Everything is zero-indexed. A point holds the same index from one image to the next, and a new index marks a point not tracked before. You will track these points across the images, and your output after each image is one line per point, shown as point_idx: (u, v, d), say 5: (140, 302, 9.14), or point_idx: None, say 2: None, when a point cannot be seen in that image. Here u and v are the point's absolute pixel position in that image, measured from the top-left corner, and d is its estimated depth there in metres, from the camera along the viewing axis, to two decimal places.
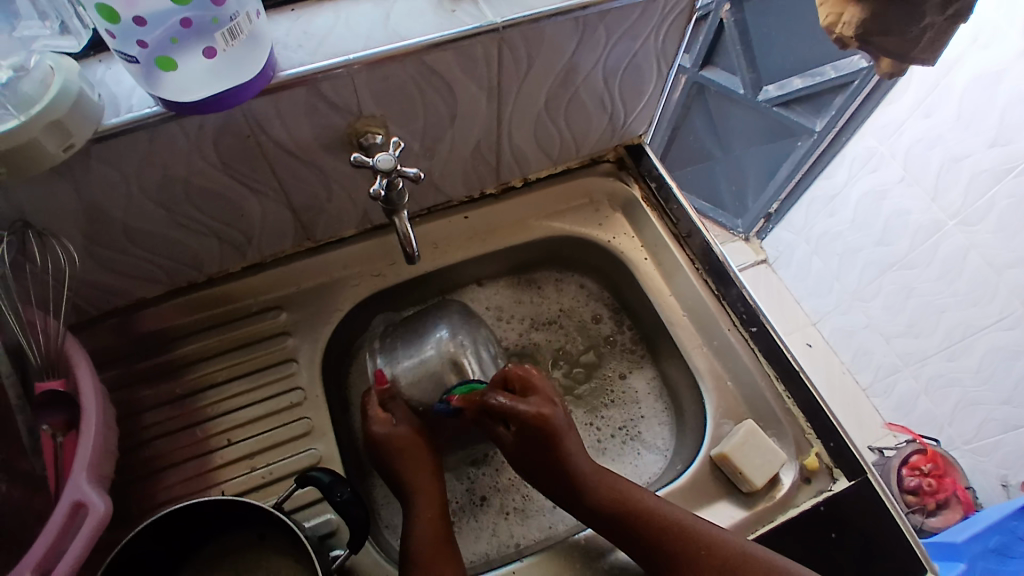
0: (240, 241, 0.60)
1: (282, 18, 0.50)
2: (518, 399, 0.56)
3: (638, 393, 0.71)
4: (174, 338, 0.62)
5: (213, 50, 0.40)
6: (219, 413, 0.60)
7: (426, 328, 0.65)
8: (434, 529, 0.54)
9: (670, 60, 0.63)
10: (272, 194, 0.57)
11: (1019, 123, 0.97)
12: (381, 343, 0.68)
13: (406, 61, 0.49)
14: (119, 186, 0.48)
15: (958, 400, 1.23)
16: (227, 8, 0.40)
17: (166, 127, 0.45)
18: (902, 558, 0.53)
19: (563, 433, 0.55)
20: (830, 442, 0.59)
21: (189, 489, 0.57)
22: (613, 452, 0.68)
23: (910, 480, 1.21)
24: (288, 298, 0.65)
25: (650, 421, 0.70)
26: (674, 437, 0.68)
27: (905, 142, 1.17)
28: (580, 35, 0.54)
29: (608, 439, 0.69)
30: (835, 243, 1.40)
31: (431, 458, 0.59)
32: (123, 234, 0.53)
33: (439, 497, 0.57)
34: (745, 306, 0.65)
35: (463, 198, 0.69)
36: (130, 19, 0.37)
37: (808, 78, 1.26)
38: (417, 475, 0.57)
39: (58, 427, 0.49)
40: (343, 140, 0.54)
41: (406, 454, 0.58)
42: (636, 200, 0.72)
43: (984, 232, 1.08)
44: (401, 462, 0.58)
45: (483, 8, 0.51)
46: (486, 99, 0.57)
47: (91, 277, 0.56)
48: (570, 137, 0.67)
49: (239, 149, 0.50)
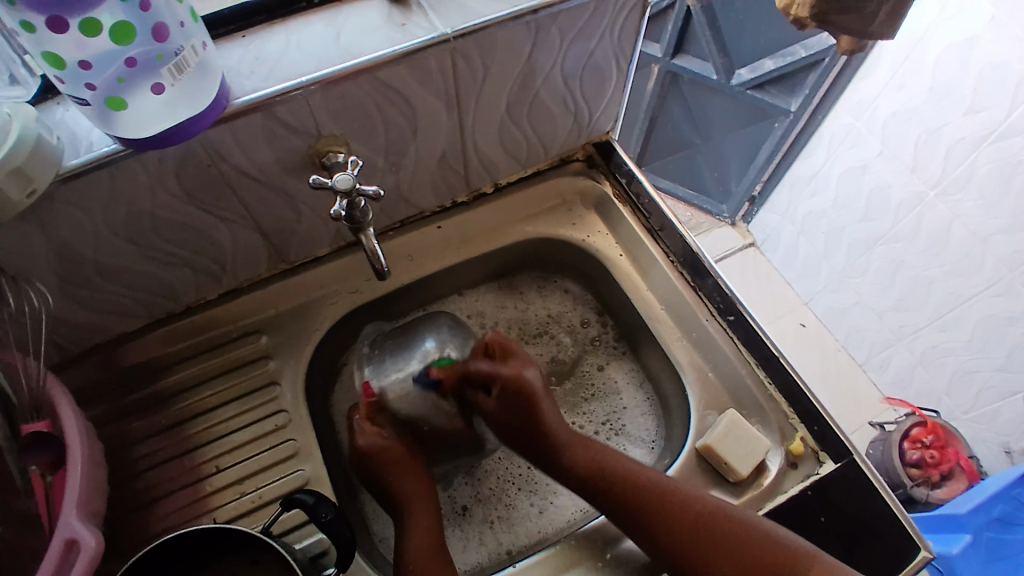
0: (214, 269, 0.61)
1: (233, 45, 0.50)
2: (499, 365, 0.61)
3: (619, 385, 0.72)
4: (158, 369, 0.63)
5: (162, 86, 0.40)
6: (207, 441, 0.60)
7: (414, 340, 0.63)
8: (425, 543, 0.55)
9: (628, 56, 0.63)
10: (240, 220, 0.57)
11: (994, 89, 0.97)
12: (370, 351, 0.65)
13: (360, 79, 0.49)
14: (85, 226, 0.49)
15: (953, 369, 1.23)
16: (171, 43, 0.40)
17: (125, 163, 0.45)
18: (891, 534, 0.53)
19: (540, 395, 0.60)
20: (814, 426, 0.59)
21: (181, 518, 0.57)
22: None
23: (912, 454, 1.21)
24: (268, 321, 0.65)
25: (633, 413, 0.70)
26: (661, 429, 0.69)
27: (880, 118, 1.17)
28: (534, 38, 0.54)
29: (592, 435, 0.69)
30: (820, 222, 1.40)
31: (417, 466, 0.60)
32: (96, 271, 0.53)
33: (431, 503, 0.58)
34: (721, 295, 0.65)
35: (434, 208, 0.70)
36: (76, 63, 0.37)
37: (780, 59, 1.26)
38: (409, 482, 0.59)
39: (47, 467, 0.49)
40: (306, 161, 0.54)
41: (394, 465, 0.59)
42: (608, 197, 0.72)
43: (967, 201, 1.07)
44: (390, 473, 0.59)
45: (434, 19, 0.52)
46: (446, 109, 0.57)
47: (68, 317, 0.56)
48: (537, 140, 0.68)
49: (202, 179, 0.51)
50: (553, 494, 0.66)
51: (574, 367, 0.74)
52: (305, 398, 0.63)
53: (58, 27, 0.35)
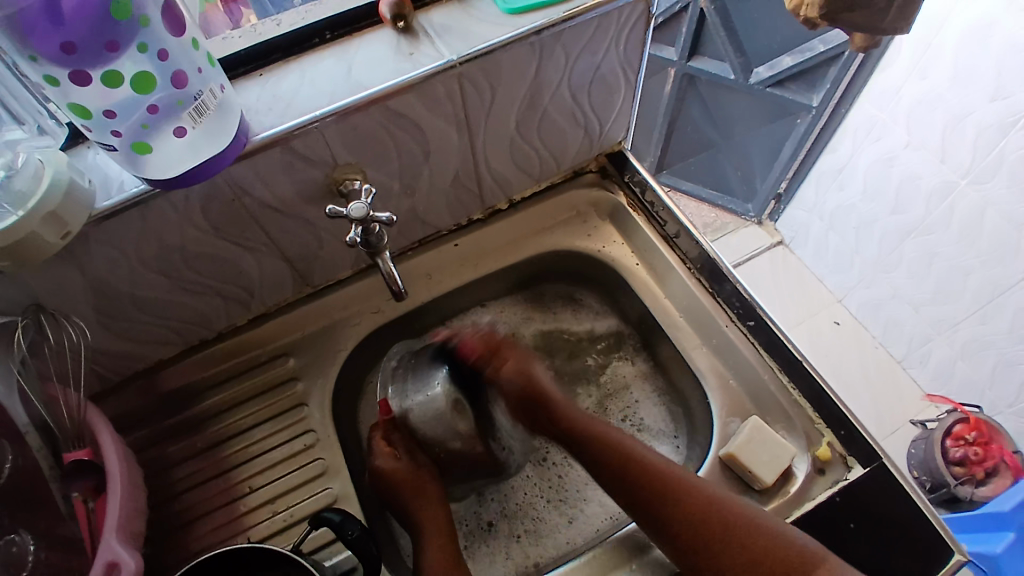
0: (243, 296, 0.63)
1: (251, 84, 0.53)
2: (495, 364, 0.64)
3: (629, 383, 0.73)
4: (195, 394, 0.66)
5: (183, 129, 0.43)
6: (241, 461, 0.63)
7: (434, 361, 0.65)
8: (441, 556, 0.56)
9: (635, 68, 0.63)
10: (265, 248, 0.59)
11: (1018, 73, 0.94)
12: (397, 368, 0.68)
13: (372, 109, 0.51)
14: (120, 262, 0.52)
15: (996, 363, 1.18)
16: (190, 88, 0.42)
17: (153, 202, 0.48)
18: (924, 540, 0.52)
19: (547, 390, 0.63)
20: (841, 430, 0.58)
21: (219, 537, 0.59)
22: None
23: (955, 451, 1.18)
24: (295, 344, 0.68)
25: (646, 406, 0.72)
26: (682, 424, 0.69)
27: (906, 107, 1.14)
28: (539, 57, 0.55)
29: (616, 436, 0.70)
30: (850, 216, 1.37)
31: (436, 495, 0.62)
32: (131, 304, 0.57)
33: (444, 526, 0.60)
34: (740, 301, 0.64)
35: (451, 226, 0.71)
36: (101, 112, 0.40)
37: (798, 55, 1.24)
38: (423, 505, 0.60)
39: (88, 493, 0.51)
40: (324, 190, 0.56)
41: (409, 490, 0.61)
42: (622, 208, 0.72)
43: (997, 188, 1.04)
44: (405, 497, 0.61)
45: (440, 46, 0.53)
46: (456, 131, 0.59)
47: (108, 346, 0.60)
48: (548, 155, 0.69)
49: (227, 213, 0.53)
50: (583, 504, 0.67)
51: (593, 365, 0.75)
52: (332, 417, 0.65)
53: (81, 80, 0.38)
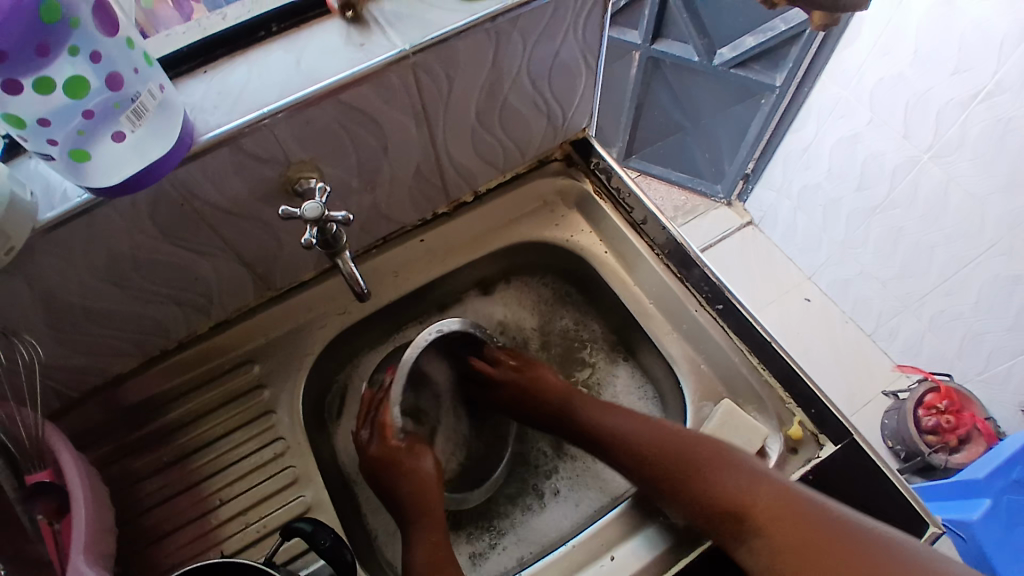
0: (202, 302, 0.61)
1: (195, 82, 0.50)
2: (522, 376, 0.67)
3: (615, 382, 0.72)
4: (158, 406, 0.63)
5: (122, 134, 0.41)
6: (209, 473, 0.61)
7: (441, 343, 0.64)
8: (436, 553, 0.56)
9: (595, 52, 0.62)
10: (222, 252, 0.57)
11: (976, 49, 0.96)
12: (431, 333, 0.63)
13: (324, 103, 0.49)
14: (67, 274, 0.49)
15: (963, 332, 1.22)
16: (128, 89, 0.40)
17: (99, 211, 0.46)
18: (897, 512, 0.53)
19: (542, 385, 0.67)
20: (812, 409, 0.59)
21: (190, 552, 0.58)
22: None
23: (928, 420, 1.22)
24: (261, 349, 0.66)
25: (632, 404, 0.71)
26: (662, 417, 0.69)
27: (868, 85, 1.16)
28: (496, 44, 0.54)
29: None
30: (817, 194, 1.38)
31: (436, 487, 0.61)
32: (83, 316, 0.54)
33: (442, 520, 0.59)
34: (709, 285, 0.65)
35: (416, 222, 0.70)
36: (35, 121, 0.38)
37: (761, 36, 1.24)
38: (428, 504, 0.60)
39: (52, 515, 0.50)
40: (279, 189, 0.55)
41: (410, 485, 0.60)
42: (589, 194, 0.72)
43: (960, 161, 1.06)
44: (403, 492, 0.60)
45: (393, 36, 0.51)
46: (415, 124, 0.57)
47: (62, 362, 0.57)
48: (512, 144, 0.67)
49: (177, 218, 0.51)
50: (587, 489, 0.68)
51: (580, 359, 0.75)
52: (302, 423, 0.64)
53: (13, 90, 0.36)
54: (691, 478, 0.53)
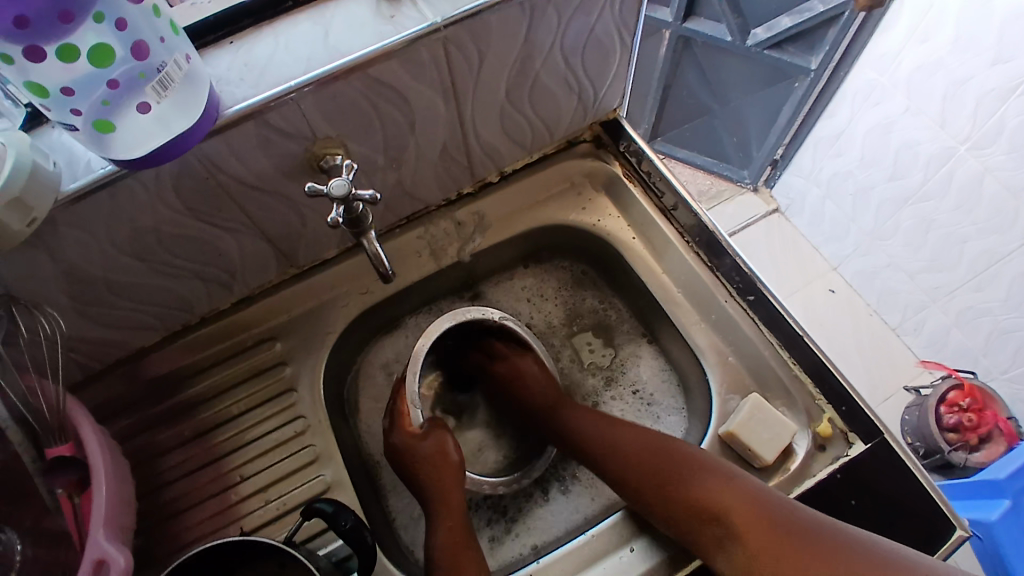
0: (225, 278, 0.61)
1: (221, 52, 0.49)
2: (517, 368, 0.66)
3: (641, 367, 0.71)
4: (181, 381, 0.63)
5: (147, 105, 0.40)
6: (231, 449, 0.61)
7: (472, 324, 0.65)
8: (454, 537, 0.56)
9: (630, 30, 0.60)
10: (245, 229, 0.57)
11: (1023, 37, 0.92)
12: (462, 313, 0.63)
13: (352, 77, 0.48)
14: (91, 247, 0.49)
15: (991, 330, 1.19)
16: (153, 59, 0.39)
17: (124, 184, 0.45)
18: (928, 517, 0.51)
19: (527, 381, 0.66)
20: (842, 406, 0.58)
21: (213, 526, 0.58)
22: (631, 419, 0.68)
23: (949, 417, 1.20)
24: (282, 327, 0.65)
25: (657, 388, 0.69)
26: (687, 400, 0.68)
27: (906, 71, 1.12)
28: (529, 19, 0.52)
29: (624, 409, 0.69)
30: (847, 183, 1.34)
31: (456, 469, 0.60)
32: (107, 290, 0.54)
33: (459, 507, 0.59)
34: (739, 275, 0.63)
35: (440, 202, 0.69)
36: (59, 90, 0.37)
37: (797, 15, 1.19)
38: (443, 487, 0.59)
39: (72, 488, 0.50)
40: (304, 166, 0.53)
41: (429, 467, 0.60)
42: (618, 178, 0.70)
43: (997, 154, 1.02)
44: (421, 473, 0.60)
45: (423, 9, 0.50)
46: (443, 101, 0.56)
47: (86, 335, 0.57)
48: (541, 124, 0.65)
49: (201, 192, 0.50)
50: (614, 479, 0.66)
51: (606, 339, 0.73)
52: (323, 402, 0.63)
53: (35, 56, 0.35)
54: (658, 486, 0.54)
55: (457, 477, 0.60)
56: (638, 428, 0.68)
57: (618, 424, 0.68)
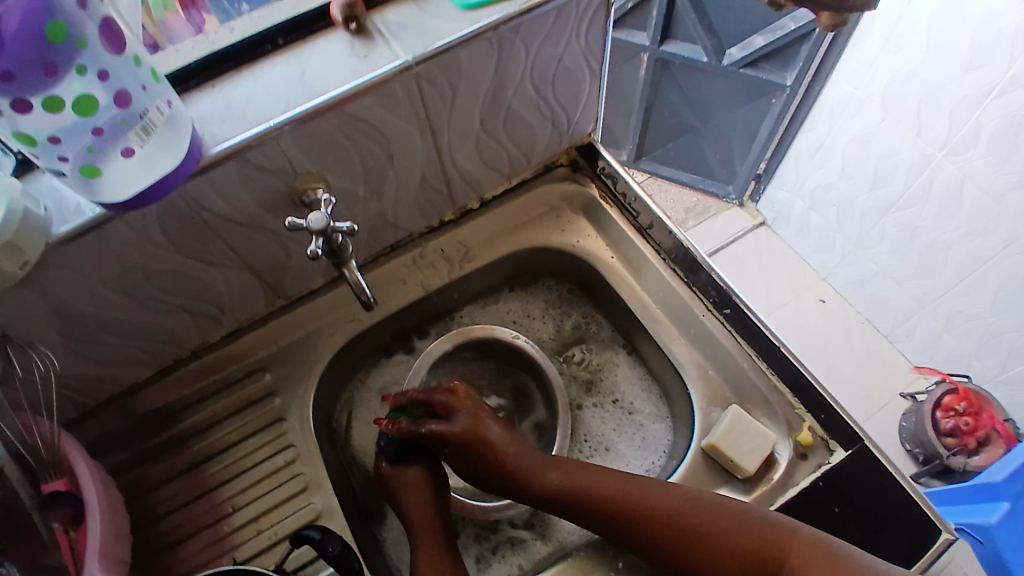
0: (214, 311, 0.62)
1: (203, 95, 0.51)
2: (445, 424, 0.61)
3: (621, 377, 0.72)
4: (173, 415, 0.64)
5: (131, 149, 0.42)
6: (223, 480, 0.62)
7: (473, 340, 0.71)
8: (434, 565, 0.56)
9: (599, 58, 0.62)
10: (231, 263, 0.58)
11: (990, 44, 0.95)
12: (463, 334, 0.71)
13: (329, 114, 0.50)
14: (81, 286, 0.50)
15: (981, 333, 1.20)
16: (136, 106, 0.41)
17: (111, 225, 0.47)
18: (911, 521, 0.52)
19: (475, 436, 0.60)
20: (821, 414, 0.59)
21: (205, 557, 0.59)
22: (615, 425, 0.70)
23: (946, 422, 1.20)
24: (271, 357, 0.67)
25: (638, 397, 0.71)
26: (668, 407, 0.69)
27: (880, 83, 1.15)
28: (498, 53, 0.54)
29: (607, 421, 0.70)
30: (830, 194, 1.37)
31: (430, 494, 0.61)
32: (98, 326, 0.55)
33: (434, 532, 0.59)
34: (716, 290, 0.65)
35: (422, 229, 0.70)
36: (46, 138, 0.39)
37: (771, 34, 1.23)
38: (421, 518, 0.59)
39: (67, 522, 0.51)
40: (286, 200, 0.55)
41: (406, 496, 0.61)
42: (595, 200, 0.71)
43: (975, 159, 1.05)
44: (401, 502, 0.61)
45: (395, 47, 0.52)
46: (419, 133, 0.58)
47: (78, 372, 0.58)
48: (518, 151, 0.68)
49: (186, 229, 0.52)
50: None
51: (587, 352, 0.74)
52: (313, 429, 0.65)
53: (22, 108, 0.37)
54: (698, 542, 0.51)
55: (433, 504, 0.60)
56: (623, 438, 0.69)
57: (605, 431, 0.70)
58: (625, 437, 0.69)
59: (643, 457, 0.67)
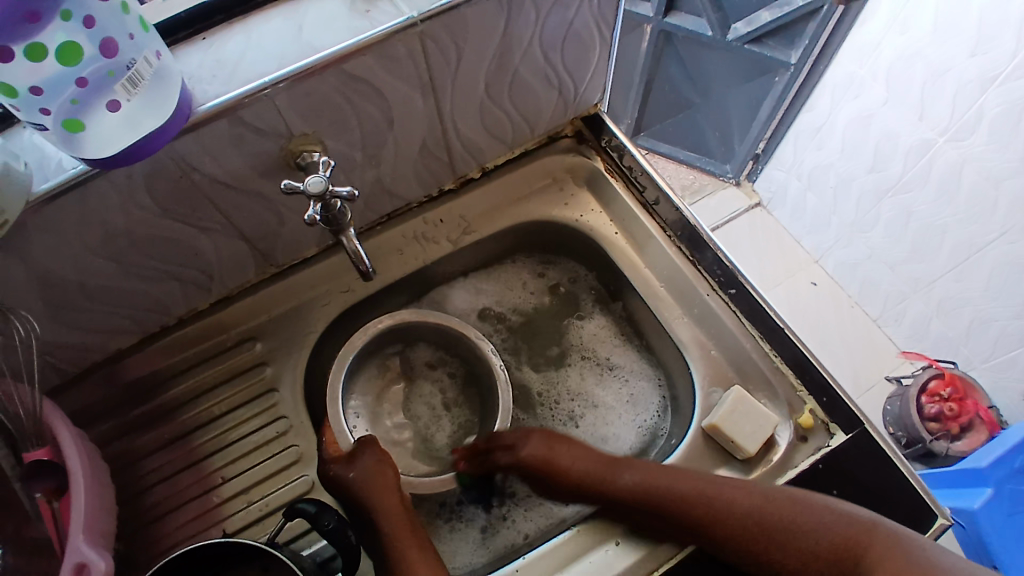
0: (202, 279, 0.60)
1: (192, 49, 0.48)
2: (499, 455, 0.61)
3: (601, 333, 0.72)
4: (160, 383, 0.62)
5: (117, 102, 0.39)
6: (212, 450, 0.60)
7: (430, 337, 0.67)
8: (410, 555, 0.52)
9: (610, 23, 0.60)
10: (221, 228, 0.56)
11: (999, 26, 0.94)
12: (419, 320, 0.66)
13: (327, 72, 0.47)
14: (64, 250, 0.48)
15: (971, 319, 1.21)
16: (121, 56, 0.38)
17: (94, 185, 0.44)
18: (909, 506, 0.52)
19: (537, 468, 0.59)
20: (823, 397, 0.58)
21: (193, 529, 0.57)
22: (597, 380, 0.70)
23: (930, 407, 1.22)
24: (261, 327, 0.65)
25: (620, 359, 0.71)
26: (655, 364, 0.70)
27: (885, 63, 1.13)
28: (507, 12, 0.51)
29: (590, 381, 0.70)
30: (828, 175, 1.36)
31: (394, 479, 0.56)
32: (82, 293, 0.53)
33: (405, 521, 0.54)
34: (721, 268, 0.63)
35: (421, 199, 0.68)
36: (28, 89, 0.36)
37: (776, 10, 1.19)
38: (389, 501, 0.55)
39: (51, 493, 0.50)
40: (280, 163, 0.53)
41: (368, 486, 0.55)
42: (600, 173, 0.70)
43: (976, 144, 1.04)
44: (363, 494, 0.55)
45: (398, 3, 0.49)
46: (421, 96, 0.55)
47: (61, 339, 0.56)
48: (521, 119, 0.65)
49: (174, 191, 0.49)
50: (602, 441, 0.67)
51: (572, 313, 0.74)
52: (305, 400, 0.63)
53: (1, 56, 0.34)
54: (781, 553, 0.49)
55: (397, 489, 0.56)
56: (609, 396, 0.69)
57: (586, 387, 0.70)
58: (609, 391, 0.70)
59: (633, 414, 0.68)
